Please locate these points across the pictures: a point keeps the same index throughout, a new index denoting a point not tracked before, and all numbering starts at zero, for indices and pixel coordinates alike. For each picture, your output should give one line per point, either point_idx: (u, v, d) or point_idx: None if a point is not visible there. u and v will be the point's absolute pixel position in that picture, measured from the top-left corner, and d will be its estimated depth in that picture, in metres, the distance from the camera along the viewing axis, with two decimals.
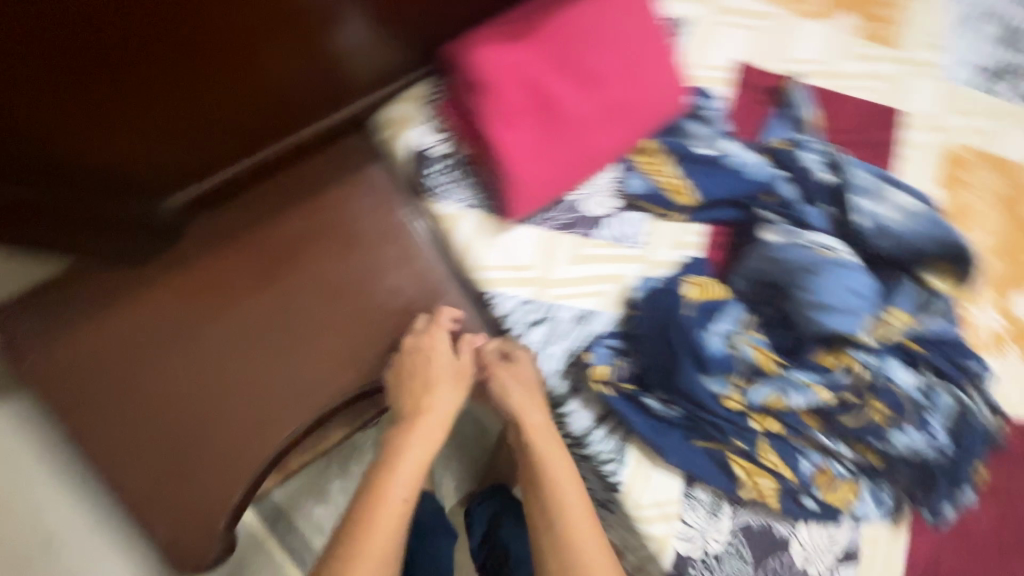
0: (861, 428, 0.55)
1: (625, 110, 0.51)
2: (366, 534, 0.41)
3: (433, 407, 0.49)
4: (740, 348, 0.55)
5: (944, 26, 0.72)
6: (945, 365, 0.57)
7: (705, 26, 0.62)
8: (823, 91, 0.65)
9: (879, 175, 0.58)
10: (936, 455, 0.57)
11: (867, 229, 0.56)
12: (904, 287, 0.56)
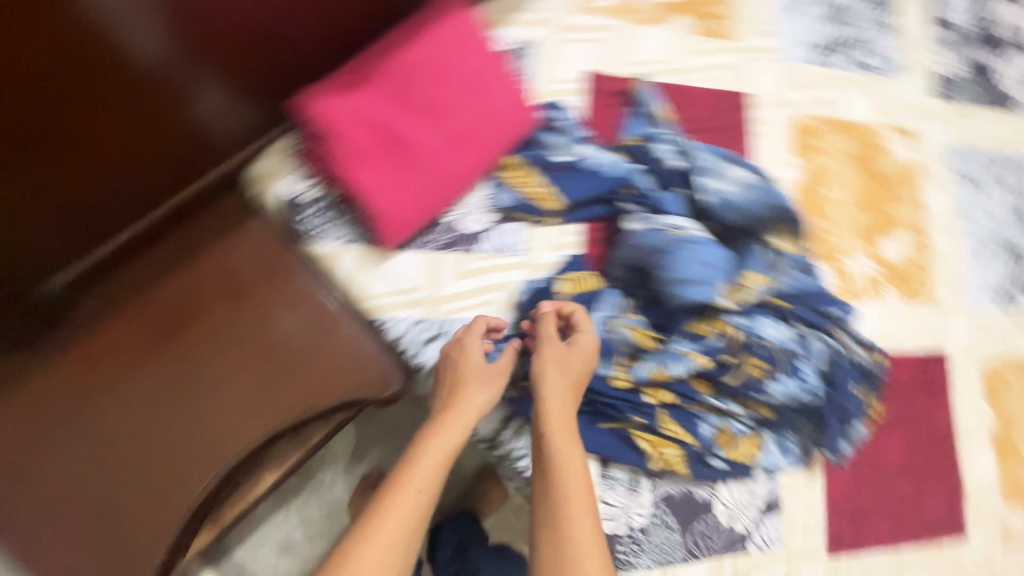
0: (743, 384, 0.61)
1: (473, 135, 0.56)
2: (386, 507, 0.46)
3: (458, 402, 0.52)
4: (618, 331, 0.60)
5: (772, 14, 0.80)
6: (809, 316, 0.63)
7: (550, 46, 0.68)
8: (669, 88, 0.72)
9: (718, 155, 0.65)
10: (814, 397, 0.63)
11: (714, 205, 0.62)
12: (756, 252, 0.62)
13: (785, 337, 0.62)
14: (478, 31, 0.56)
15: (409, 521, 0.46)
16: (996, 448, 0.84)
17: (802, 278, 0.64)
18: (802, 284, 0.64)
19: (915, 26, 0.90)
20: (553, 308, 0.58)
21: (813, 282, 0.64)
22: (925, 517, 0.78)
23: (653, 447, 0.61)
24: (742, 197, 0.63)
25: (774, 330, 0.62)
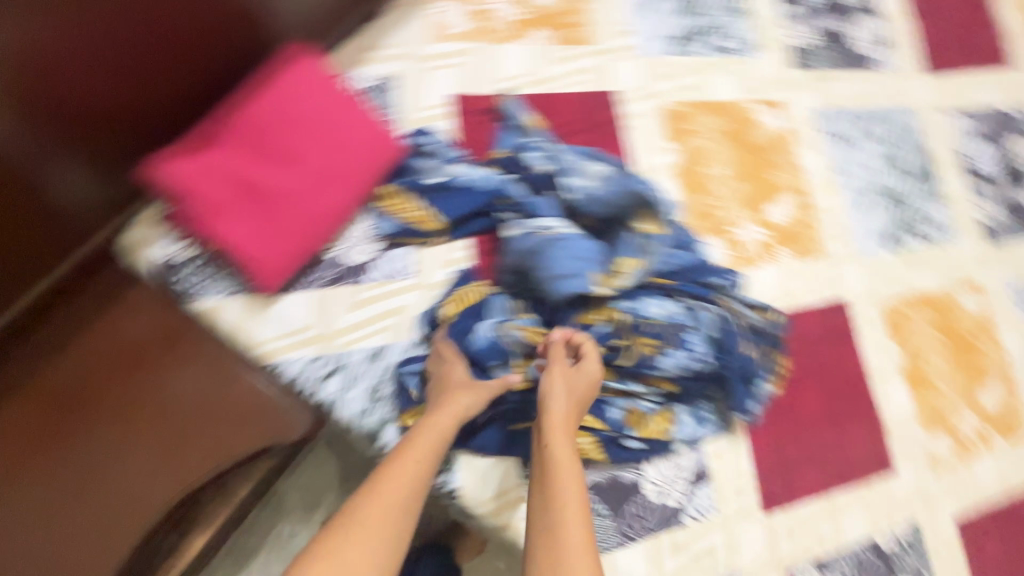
0: (636, 363, 0.64)
1: (334, 172, 0.59)
2: (368, 496, 0.45)
3: (446, 404, 0.55)
4: (509, 333, 0.62)
5: (628, 14, 0.85)
6: (691, 287, 0.67)
7: (411, 77, 0.71)
8: (535, 98, 0.76)
9: (581, 154, 0.68)
10: (705, 364, 0.65)
11: (581, 202, 0.66)
12: (628, 238, 0.66)
13: (670, 310, 0.65)
14: (325, 77, 0.60)
15: (396, 501, 0.46)
16: (909, 382, 0.89)
17: (676, 254, 0.67)
18: (676, 257, 0.67)
19: (766, 6, 0.96)
20: (562, 335, 0.61)
21: (691, 257, 0.68)
22: (853, 460, 0.82)
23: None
24: (604, 188, 0.66)
25: (659, 308, 0.65)
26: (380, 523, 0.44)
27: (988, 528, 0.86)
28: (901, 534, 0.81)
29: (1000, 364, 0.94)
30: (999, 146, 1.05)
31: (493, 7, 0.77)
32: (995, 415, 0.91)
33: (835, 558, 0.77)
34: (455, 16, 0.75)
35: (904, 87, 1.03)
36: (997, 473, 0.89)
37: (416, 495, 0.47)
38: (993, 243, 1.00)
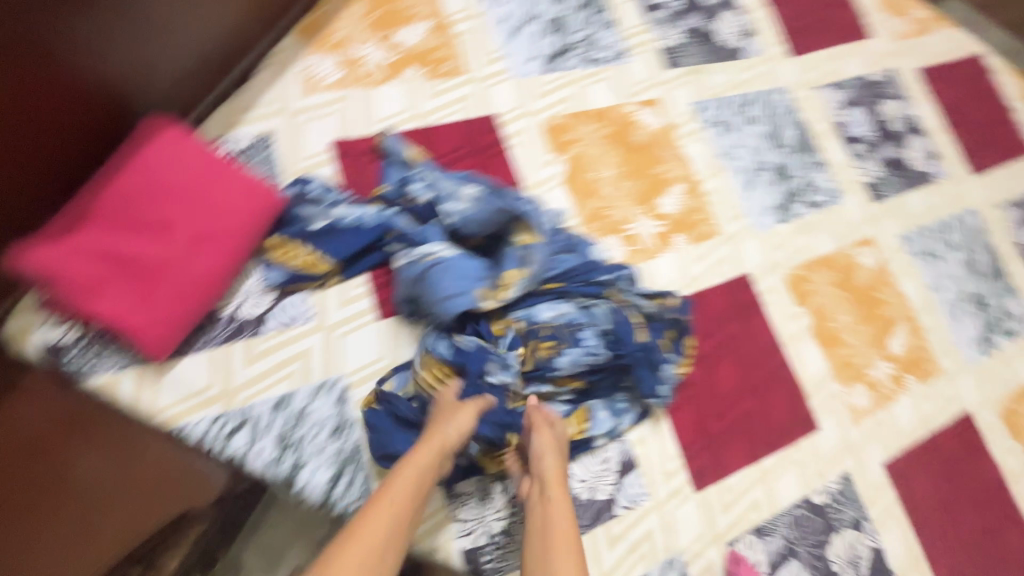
0: (535, 368, 0.69)
1: (209, 236, 0.61)
2: (360, 525, 0.49)
3: (443, 427, 0.58)
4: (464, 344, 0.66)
5: (497, 42, 0.91)
6: (581, 286, 0.73)
7: (287, 131, 0.75)
8: (414, 132, 0.80)
9: (457, 179, 0.71)
10: (604, 357, 0.71)
11: (461, 224, 0.70)
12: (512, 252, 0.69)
13: (562, 310, 0.71)
14: (194, 143, 0.63)
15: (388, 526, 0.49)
16: (822, 341, 0.93)
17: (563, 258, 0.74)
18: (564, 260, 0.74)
19: (632, 14, 1.03)
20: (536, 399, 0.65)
21: (578, 259, 0.75)
22: (778, 424, 0.85)
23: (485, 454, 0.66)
24: (477, 209, 0.69)
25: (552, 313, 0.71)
26: (368, 549, 0.47)
27: (913, 466, 0.91)
28: (833, 487, 0.85)
29: (898, 310, 1.01)
30: (865, 109, 1.16)
31: (363, 53, 0.81)
32: (901, 358, 0.98)
33: (773, 522, 0.80)
34: (325, 67, 0.79)
35: (773, 70, 1.11)
36: (912, 412, 0.94)
37: (401, 529, 0.50)
38: (875, 200, 1.09)
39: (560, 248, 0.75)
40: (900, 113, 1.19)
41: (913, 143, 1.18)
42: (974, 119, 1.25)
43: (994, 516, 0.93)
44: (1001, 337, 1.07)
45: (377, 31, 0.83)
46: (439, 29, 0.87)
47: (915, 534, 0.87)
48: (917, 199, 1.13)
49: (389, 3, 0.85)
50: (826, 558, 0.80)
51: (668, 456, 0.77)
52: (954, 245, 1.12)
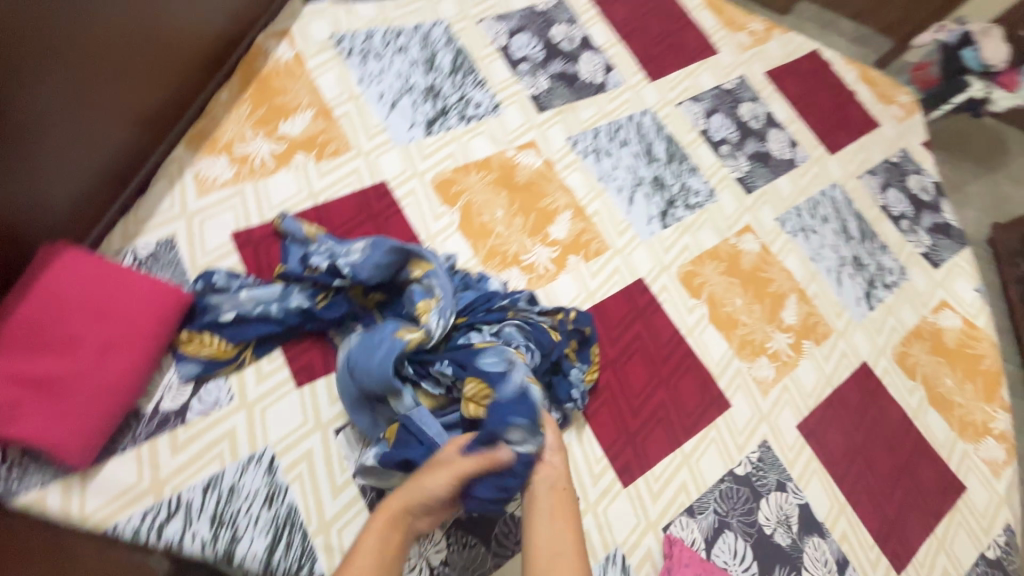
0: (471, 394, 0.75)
1: (119, 342, 0.66)
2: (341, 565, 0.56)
3: (429, 474, 0.61)
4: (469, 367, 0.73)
5: (378, 118, 1.01)
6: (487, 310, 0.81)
7: (189, 231, 0.81)
8: (310, 211, 0.88)
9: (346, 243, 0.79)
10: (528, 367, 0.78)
11: (354, 272, 0.75)
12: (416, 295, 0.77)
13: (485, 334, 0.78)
14: (95, 258, 0.69)
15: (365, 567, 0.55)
16: (720, 326, 1.03)
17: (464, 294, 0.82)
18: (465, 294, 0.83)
19: (499, 70, 1.15)
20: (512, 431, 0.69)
21: (476, 293, 0.83)
22: (692, 409, 0.93)
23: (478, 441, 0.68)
24: (369, 258, 0.76)
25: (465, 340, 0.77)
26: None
27: (824, 422, 1.00)
28: (753, 456, 0.93)
29: (787, 284, 1.12)
30: (724, 114, 1.30)
31: (252, 149, 0.89)
32: (796, 326, 1.08)
33: (703, 500, 0.86)
34: (218, 168, 0.86)
35: (636, 95, 1.25)
36: (814, 373, 1.04)
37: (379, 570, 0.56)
38: (748, 192, 1.21)
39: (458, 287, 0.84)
40: (756, 112, 1.34)
41: (774, 136, 1.32)
42: (821, 108, 1.42)
43: (905, 452, 1.02)
44: (881, 291, 1.20)
45: (263, 127, 0.92)
46: (321, 115, 0.97)
47: (835, 484, 0.95)
48: (786, 184, 1.26)
49: (271, 100, 0.95)
50: (759, 523, 0.87)
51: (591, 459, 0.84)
52: (827, 218, 1.25)
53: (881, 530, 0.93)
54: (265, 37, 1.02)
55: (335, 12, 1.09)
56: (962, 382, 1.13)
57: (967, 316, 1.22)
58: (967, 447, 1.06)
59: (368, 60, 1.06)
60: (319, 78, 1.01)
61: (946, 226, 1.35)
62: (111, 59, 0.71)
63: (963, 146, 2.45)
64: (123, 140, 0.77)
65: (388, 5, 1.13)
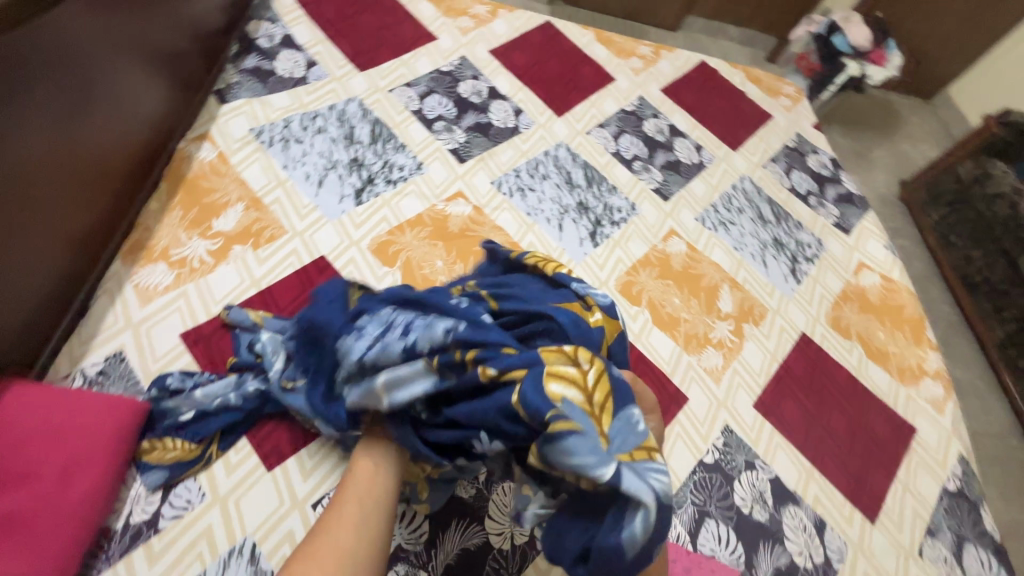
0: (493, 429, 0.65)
1: (81, 462, 0.67)
2: (316, 537, 0.58)
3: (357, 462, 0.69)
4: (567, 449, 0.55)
5: (309, 197, 1.06)
6: (397, 338, 0.69)
7: (137, 340, 0.83)
8: (256, 296, 0.92)
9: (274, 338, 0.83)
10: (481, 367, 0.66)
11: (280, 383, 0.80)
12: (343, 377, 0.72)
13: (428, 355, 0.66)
14: (44, 386, 0.70)
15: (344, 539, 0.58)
16: (664, 326, 1.09)
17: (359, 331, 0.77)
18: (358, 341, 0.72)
19: (416, 132, 1.23)
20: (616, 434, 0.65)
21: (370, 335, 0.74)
22: None
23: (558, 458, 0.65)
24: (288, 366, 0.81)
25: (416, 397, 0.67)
26: (331, 550, 0.56)
27: (777, 396, 1.07)
28: (718, 442, 0.98)
29: (718, 276, 1.21)
30: (631, 134, 1.41)
31: (189, 250, 0.93)
32: (734, 313, 1.16)
33: (680, 495, 0.90)
34: (157, 274, 0.89)
35: (548, 131, 1.35)
36: (759, 353, 1.11)
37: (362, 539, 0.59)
38: (666, 200, 1.31)
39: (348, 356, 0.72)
40: (660, 126, 1.46)
41: (680, 144, 1.44)
42: (717, 112, 1.56)
43: (856, 408, 1.09)
44: (804, 265, 1.30)
45: (196, 228, 0.95)
46: (253, 205, 1.01)
47: (799, 452, 1.01)
48: (699, 185, 1.37)
49: (201, 201, 0.99)
50: (736, 505, 0.91)
51: None
52: (742, 209, 1.36)
53: (850, 486, 0.99)
54: (187, 143, 1.07)
55: (251, 107, 1.15)
56: (892, 332, 1.22)
57: (884, 272, 1.33)
58: (909, 391, 1.14)
59: (290, 145, 1.12)
60: (245, 171, 1.06)
61: (849, 195, 1.49)
62: (38, 194, 0.74)
63: (858, 118, 2.68)
64: (59, 266, 0.79)
65: (302, 92, 1.21)
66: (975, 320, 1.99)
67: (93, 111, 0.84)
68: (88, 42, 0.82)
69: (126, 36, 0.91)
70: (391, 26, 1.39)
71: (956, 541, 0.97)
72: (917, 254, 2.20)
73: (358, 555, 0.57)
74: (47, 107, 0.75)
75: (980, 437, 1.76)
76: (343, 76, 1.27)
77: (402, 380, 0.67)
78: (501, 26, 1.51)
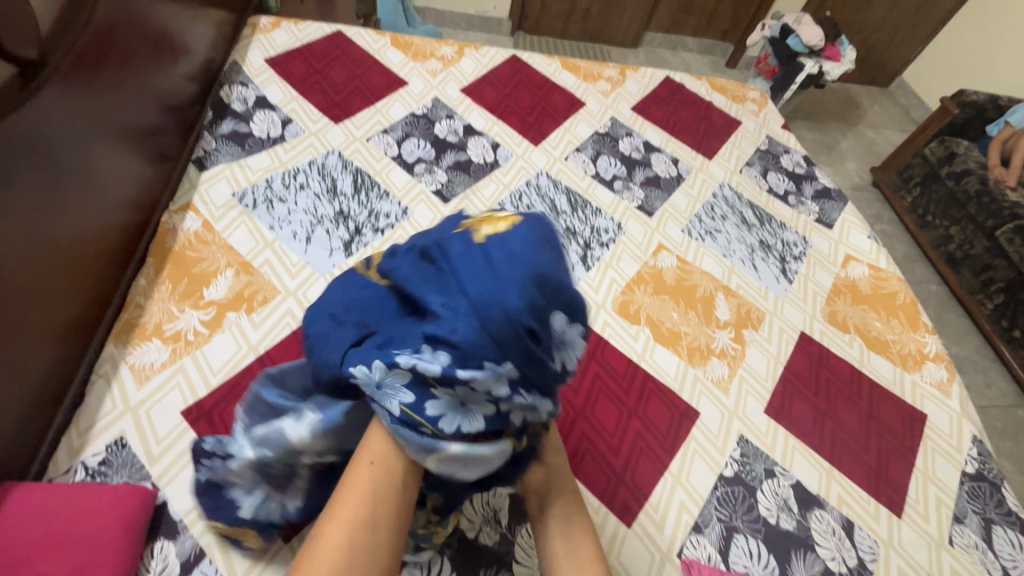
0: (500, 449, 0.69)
1: (88, 563, 0.64)
2: (319, 541, 0.53)
3: (368, 444, 0.62)
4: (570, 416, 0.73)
5: (299, 255, 1.06)
6: (485, 405, 0.59)
7: (137, 423, 0.80)
8: (255, 361, 0.91)
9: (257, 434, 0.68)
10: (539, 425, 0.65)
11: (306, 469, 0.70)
12: (392, 423, 0.59)
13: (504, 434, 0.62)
14: (46, 486, 0.69)
15: (344, 543, 0.53)
16: (666, 342, 1.10)
17: (408, 325, 0.62)
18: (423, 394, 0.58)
19: (398, 177, 1.24)
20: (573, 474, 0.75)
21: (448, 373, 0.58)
22: (667, 429, 0.98)
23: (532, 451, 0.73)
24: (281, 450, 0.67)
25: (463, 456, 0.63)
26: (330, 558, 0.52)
27: (786, 399, 1.07)
28: (736, 453, 0.97)
29: (711, 285, 1.22)
30: (608, 155, 1.44)
31: (182, 322, 0.91)
32: (732, 320, 1.16)
33: (704, 514, 0.89)
34: (152, 351, 0.87)
35: (527, 161, 1.36)
36: (763, 357, 1.12)
37: (363, 536, 0.54)
38: (650, 215, 1.33)
39: (413, 419, 0.58)
40: (635, 144, 1.49)
41: (657, 159, 1.46)
42: (688, 123, 1.60)
43: (865, 401, 1.10)
44: (793, 264, 1.31)
45: (187, 299, 0.94)
46: (242, 270, 1.01)
47: (816, 453, 1.00)
48: (680, 198, 1.39)
49: (190, 271, 0.98)
50: (762, 517, 0.90)
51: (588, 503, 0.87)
52: (725, 215, 1.38)
53: (871, 482, 0.99)
54: (170, 215, 1.06)
55: (231, 171, 1.15)
56: (888, 321, 1.24)
57: (870, 262, 1.35)
58: (914, 377, 1.15)
59: (274, 205, 1.12)
60: (231, 235, 1.05)
61: (827, 189, 1.51)
62: (22, 288, 0.73)
63: (822, 112, 2.76)
64: (50, 357, 0.77)
65: (280, 151, 1.21)
66: (965, 295, 2.01)
67: (72, 194, 0.84)
68: (61, 128, 0.83)
69: (100, 119, 0.92)
70: (361, 76, 1.42)
71: (983, 524, 0.97)
72: (899, 237, 2.24)
73: (362, 559, 0.53)
74: (23, 199, 0.74)
75: (989, 411, 1.77)
76: (320, 130, 1.28)
77: (476, 459, 0.59)
78: (469, 64, 1.54)
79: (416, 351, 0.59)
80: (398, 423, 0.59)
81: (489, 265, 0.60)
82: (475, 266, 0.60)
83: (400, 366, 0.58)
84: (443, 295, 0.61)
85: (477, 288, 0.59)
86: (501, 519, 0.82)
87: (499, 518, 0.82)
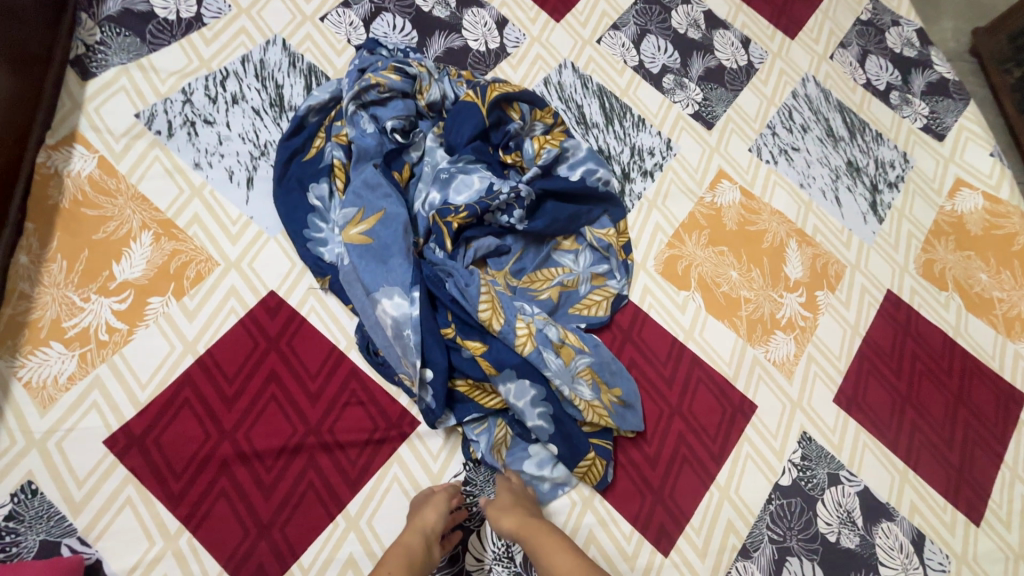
0: (403, 145, 0.81)
1: None
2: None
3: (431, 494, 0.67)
4: (453, 93, 0.85)
5: (239, 205, 0.78)
6: (320, 192, 0.78)
7: (48, 462, 0.63)
8: (194, 368, 0.69)
9: (547, 418, 0.71)
10: (362, 139, 0.78)
11: (542, 424, 0.71)
12: (325, 256, 0.76)
13: (349, 220, 0.73)
14: None
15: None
16: (720, 314, 0.86)
17: (307, 247, 0.76)
18: (291, 192, 0.77)
19: None
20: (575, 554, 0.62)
21: (300, 211, 0.77)
22: (716, 432, 0.80)
23: (557, 293, 0.79)
24: (553, 411, 0.72)
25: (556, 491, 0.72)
26: None
27: (861, 383, 0.87)
28: (795, 457, 0.80)
29: (782, 230, 0.94)
30: (656, 35, 1.04)
31: (90, 316, 0.69)
32: (805, 280, 0.91)
33: (754, 534, 0.76)
34: (53, 361, 0.66)
35: (546, 48, 0.99)
36: (837, 328, 0.89)
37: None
38: (710, 128, 0.99)
39: (370, 351, 0.73)
40: (693, 17, 1.08)
41: (721, 40, 1.07)
42: None
43: (955, 380, 0.90)
44: (887, 194, 1.01)
45: (91, 282, 0.70)
46: (163, 233, 0.74)
47: (891, 450, 0.84)
48: (750, 99, 1.04)
49: (91, 239, 0.72)
50: (820, 534, 0.77)
51: (753, 481, 0.78)
52: (806, 125, 1.04)
53: (950, 485, 0.83)
54: (48, 153, 0.75)
55: (130, 76, 0.82)
56: (997, 273, 0.98)
57: (987, 189, 1.04)
58: (1017, 348, 0.94)
59: (197, 130, 0.81)
60: (143, 180, 0.77)
61: (943, 82, 1.13)
62: None
63: None
64: None
65: (198, 42, 0.85)
66: None
67: None
68: None
69: None
70: None
71: None
72: None
73: None
74: None
75: None
76: (254, 6, 0.90)
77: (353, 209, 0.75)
78: None
79: (325, 230, 0.77)
80: (392, 147, 0.80)
81: (306, 204, 0.77)
82: (290, 214, 0.77)
83: (321, 239, 0.76)
84: (298, 218, 0.77)
85: (291, 219, 0.77)
86: (514, 556, 0.69)
87: (511, 555, 0.69)
